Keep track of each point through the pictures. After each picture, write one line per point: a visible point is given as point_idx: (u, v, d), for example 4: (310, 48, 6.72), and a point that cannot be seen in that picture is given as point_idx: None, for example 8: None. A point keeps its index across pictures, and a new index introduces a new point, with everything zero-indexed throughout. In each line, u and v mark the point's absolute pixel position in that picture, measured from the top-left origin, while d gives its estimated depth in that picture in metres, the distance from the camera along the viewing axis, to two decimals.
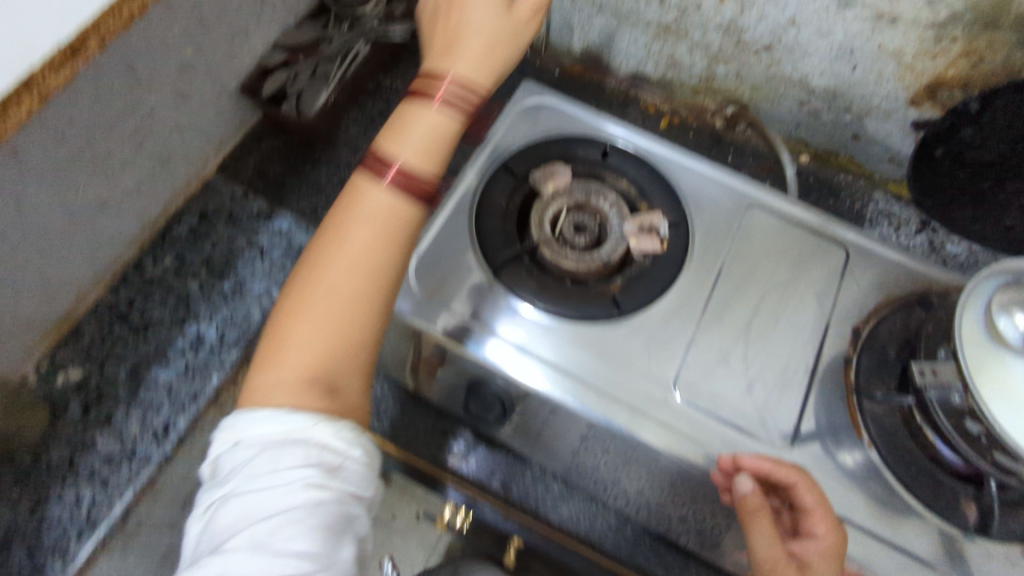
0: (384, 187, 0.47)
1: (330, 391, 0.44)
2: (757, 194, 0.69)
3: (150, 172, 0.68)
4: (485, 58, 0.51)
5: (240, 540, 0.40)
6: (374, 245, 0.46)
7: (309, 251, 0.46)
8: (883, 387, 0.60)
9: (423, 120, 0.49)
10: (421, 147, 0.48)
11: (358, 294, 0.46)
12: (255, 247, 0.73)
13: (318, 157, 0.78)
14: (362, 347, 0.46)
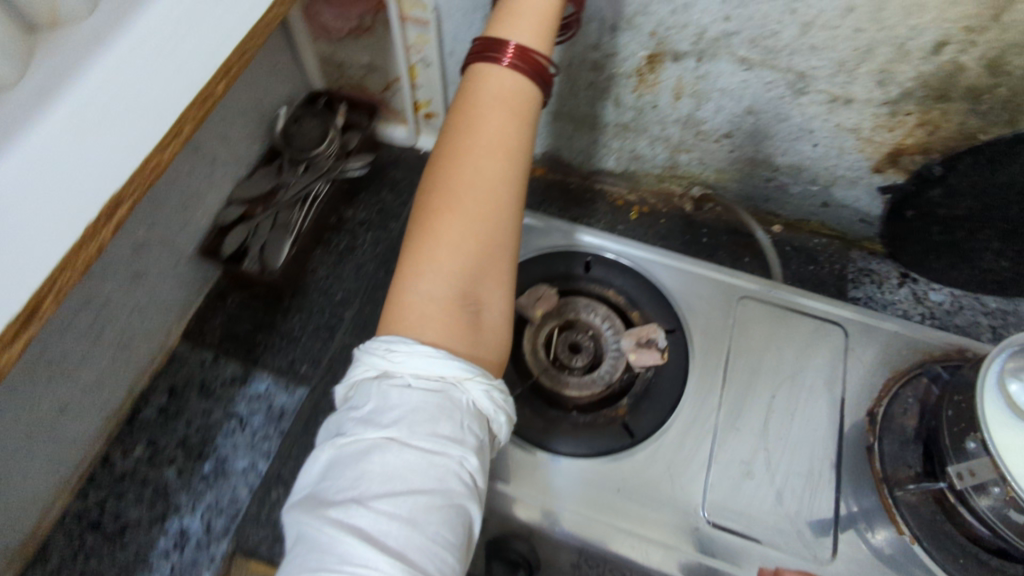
0: (464, 213, 0.51)
1: (468, 315, 0.49)
2: (745, 285, 0.67)
3: (110, 360, 0.63)
4: (507, 112, 0.54)
5: (387, 487, 0.39)
6: (484, 206, 0.51)
7: (433, 218, 0.51)
8: (910, 474, 0.56)
9: (474, 169, 0.52)
10: (476, 193, 0.52)
11: (481, 247, 0.51)
12: (233, 418, 0.68)
13: (288, 307, 0.75)
14: (490, 268, 0.51)
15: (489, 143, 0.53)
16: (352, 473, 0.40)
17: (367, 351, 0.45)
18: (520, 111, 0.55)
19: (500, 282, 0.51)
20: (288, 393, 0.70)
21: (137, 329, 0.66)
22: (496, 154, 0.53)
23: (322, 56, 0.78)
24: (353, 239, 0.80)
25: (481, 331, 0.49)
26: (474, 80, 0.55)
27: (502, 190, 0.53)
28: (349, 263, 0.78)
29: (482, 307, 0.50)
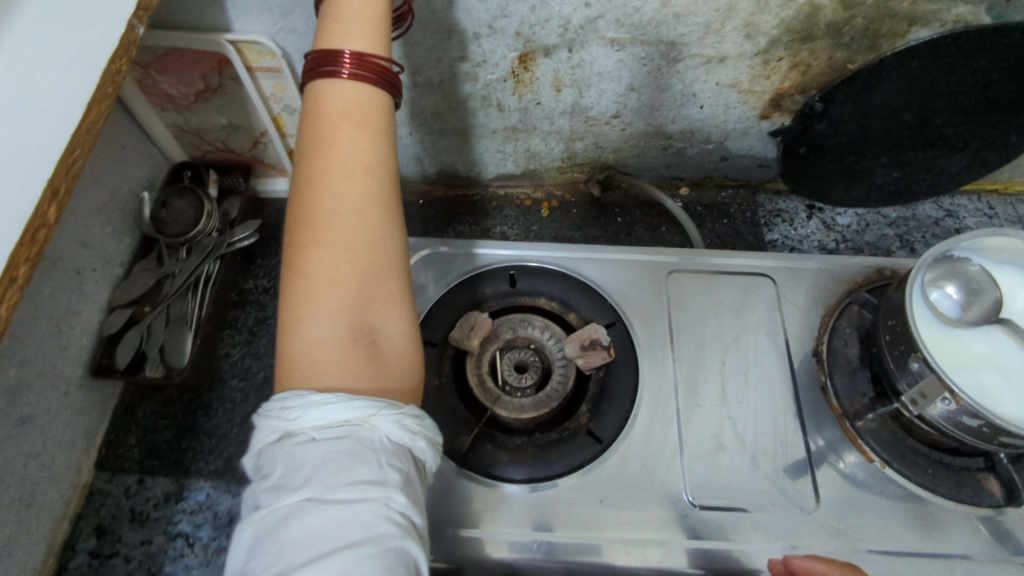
0: (338, 239, 0.44)
1: (368, 353, 0.43)
2: (670, 258, 0.67)
3: (16, 521, 0.56)
4: (359, 115, 0.47)
5: (311, 553, 0.33)
6: (355, 228, 0.45)
7: (296, 258, 0.44)
8: (865, 402, 0.58)
9: (336, 189, 0.45)
10: (345, 214, 0.45)
11: (359, 273, 0.44)
12: (177, 539, 0.61)
13: (208, 401, 0.68)
14: (381, 291, 0.45)
15: (344, 157, 0.46)
16: (273, 549, 0.34)
17: (262, 415, 0.39)
18: (375, 113, 0.48)
19: (393, 301, 0.46)
20: (232, 494, 0.63)
21: (39, 476, 0.59)
22: (356, 167, 0.46)
23: (174, 126, 0.72)
24: (261, 310, 0.74)
25: (383, 361, 0.43)
26: (313, 93, 0.48)
27: (379, 202, 0.46)
28: (262, 337, 0.73)
29: (378, 335, 0.44)
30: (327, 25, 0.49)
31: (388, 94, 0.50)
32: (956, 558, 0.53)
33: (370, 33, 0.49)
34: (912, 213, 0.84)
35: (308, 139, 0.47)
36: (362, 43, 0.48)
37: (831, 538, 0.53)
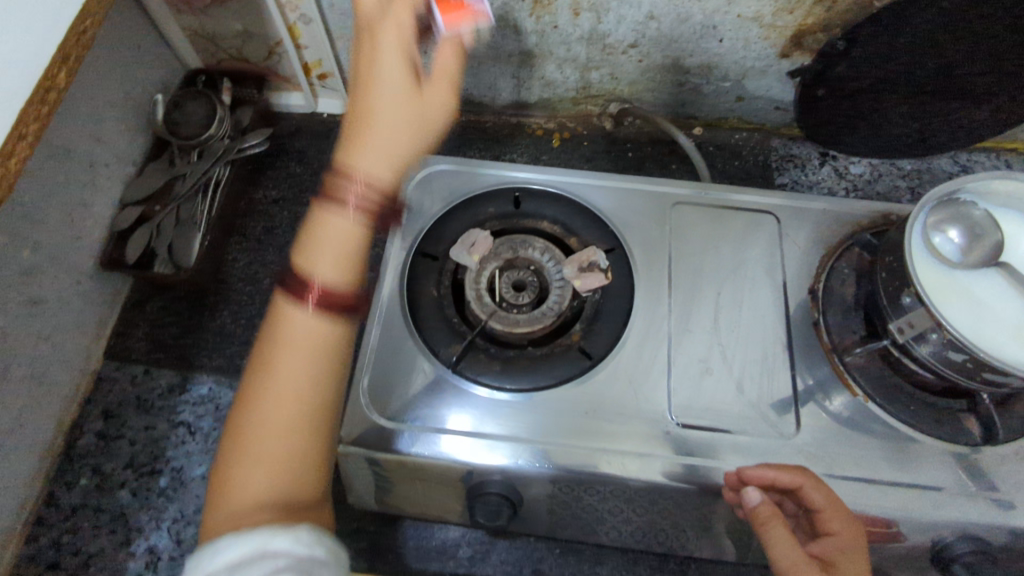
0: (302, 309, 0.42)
1: (284, 461, 0.40)
2: (676, 191, 0.67)
3: (27, 397, 0.58)
4: (380, 152, 0.44)
5: None
6: (298, 427, 0.41)
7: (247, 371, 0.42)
8: (855, 340, 0.59)
9: (327, 227, 0.42)
10: (333, 261, 0.42)
11: (295, 433, 0.41)
12: (179, 427, 0.64)
13: (214, 302, 0.70)
14: (310, 463, 0.41)
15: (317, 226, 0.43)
16: None
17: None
18: (358, 245, 0.43)
19: (324, 458, 0.42)
20: (235, 389, 0.66)
21: (49, 358, 0.61)
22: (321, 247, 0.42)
23: (188, 29, 0.72)
24: (269, 220, 0.76)
25: (300, 446, 0.41)
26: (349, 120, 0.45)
27: (354, 262, 0.43)
28: (269, 245, 0.74)
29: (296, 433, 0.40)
30: (367, 63, 0.47)
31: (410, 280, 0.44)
32: (930, 490, 0.54)
33: (404, 99, 0.45)
34: (927, 167, 0.83)
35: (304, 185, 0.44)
36: (391, 101, 0.45)
37: (808, 462, 0.55)
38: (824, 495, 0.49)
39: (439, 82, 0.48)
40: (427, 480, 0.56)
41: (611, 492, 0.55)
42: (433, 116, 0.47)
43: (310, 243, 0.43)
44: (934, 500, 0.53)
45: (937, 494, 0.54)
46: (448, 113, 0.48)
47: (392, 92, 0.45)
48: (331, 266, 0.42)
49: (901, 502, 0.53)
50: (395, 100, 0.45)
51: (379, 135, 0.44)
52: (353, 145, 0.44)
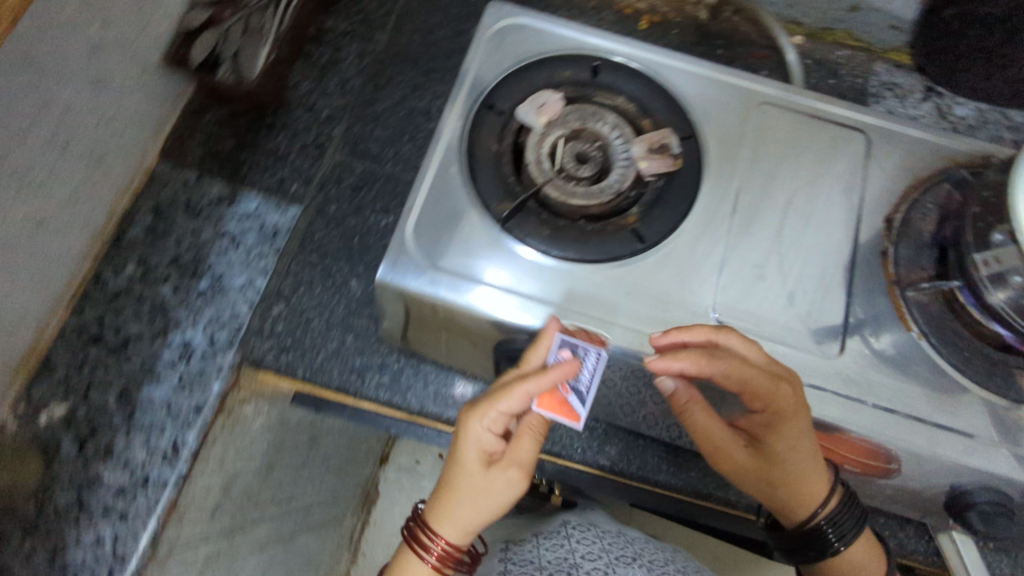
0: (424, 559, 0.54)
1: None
2: (765, 88, 0.63)
3: (83, 177, 0.59)
4: (479, 486, 0.53)
5: None
6: None
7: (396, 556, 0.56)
8: (923, 275, 0.56)
9: (460, 502, 0.53)
10: (466, 514, 0.53)
11: None
12: (225, 236, 0.65)
13: (272, 123, 0.72)
14: None
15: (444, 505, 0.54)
16: None
17: None
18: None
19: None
20: (281, 211, 0.67)
21: (109, 144, 0.61)
22: (445, 494, 0.54)
23: None
24: (337, 51, 0.76)
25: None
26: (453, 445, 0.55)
27: (489, 513, 0.54)
28: (333, 78, 0.75)
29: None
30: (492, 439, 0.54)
31: (513, 478, 0.53)
32: (964, 436, 0.52)
33: (499, 476, 0.53)
34: None
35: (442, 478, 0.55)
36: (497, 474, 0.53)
37: (843, 384, 0.53)
38: (734, 366, 0.51)
39: (518, 454, 0.54)
40: (456, 328, 0.57)
41: (635, 372, 0.55)
42: (513, 477, 0.53)
43: (449, 514, 0.53)
44: (965, 446, 0.52)
45: (972, 442, 0.52)
46: (519, 483, 0.54)
47: (473, 481, 0.53)
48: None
49: (930, 441, 0.52)
50: (471, 485, 0.53)
51: (472, 443, 0.53)
52: (441, 512, 0.54)
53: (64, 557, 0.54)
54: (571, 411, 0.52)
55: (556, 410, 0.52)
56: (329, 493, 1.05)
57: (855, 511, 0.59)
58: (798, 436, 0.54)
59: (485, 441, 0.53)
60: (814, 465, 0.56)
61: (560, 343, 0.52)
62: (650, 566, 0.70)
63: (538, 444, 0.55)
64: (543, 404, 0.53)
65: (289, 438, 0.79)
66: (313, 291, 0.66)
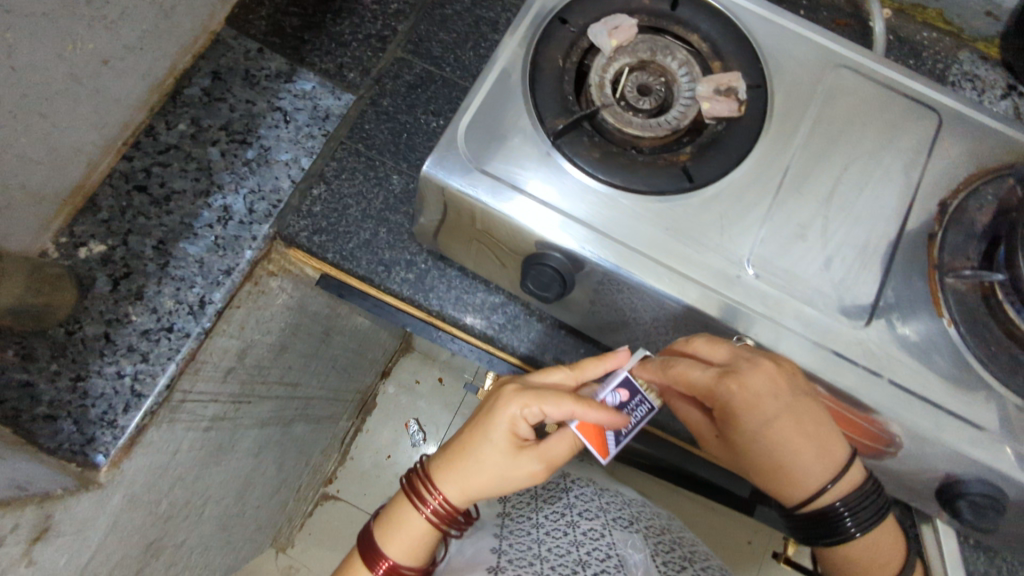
0: (428, 509, 0.56)
1: (388, 521, 0.57)
2: (843, 50, 0.61)
3: (152, 24, 0.59)
4: (504, 465, 0.55)
5: None
6: (410, 541, 0.56)
7: (399, 497, 0.58)
8: (967, 264, 0.55)
9: (483, 469, 0.55)
10: (482, 482, 0.55)
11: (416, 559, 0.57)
12: (278, 111, 0.67)
13: (339, 8, 0.71)
14: (419, 552, 0.57)
15: (463, 462, 0.56)
16: None
17: None
18: (424, 533, 0.56)
19: (416, 525, 0.56)
20: (335, 97, 0.69)
21: None
22: (467, 459, 0.56)
23: None
24: None
25: (400, 545, 0.56)
26: (485, 414, 0.56)
27: (503, 487, 0.56)
28: None
29: (399, 528, 0.56)
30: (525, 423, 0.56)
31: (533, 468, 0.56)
32: (970, 426, 0.52)
33: (527, 458, 0.55)
34: None
35: (460, 439, 0.57)
36: (523, 458, 0.55)
37: (863, 355, 0.53)
38: (687, 368, 0.54)
39: (550, 453, 0.56)
40: (487, 238, 0.58)
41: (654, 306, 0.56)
42: (537, 466, 0.56)
43: (469, 476, 0.55)
44: (971, 436, 0.51)
45: (979, 434, 0.51)
46: (537, 475, 0.56)
47: (496, 460, 0.55)
48: (400, 555, 0.56)
49: (937, 426, 0.52)
50: (499, 459, 0.55)
51: (512, 423, 0.55)
52: (452, 475, 0.56)
53: (85, 384, 0.57)
54: (605, 441, 0.55)
55: (593, 437, 0.54)
56: (330, 391, 1.08)
57: (876, 501, 0.56)
58: (765, 428, 0.55)
59: (523, 424, 0.55)
60: (807, 452, 0.55)
61: (619, 383, 0.57)
62: (645, 533, 0.72)
63: (571, 451, 0.57)
64: (581, 428, 0.55)
65: (305, 325, 0.82)
66: (354, 179, 0.67)
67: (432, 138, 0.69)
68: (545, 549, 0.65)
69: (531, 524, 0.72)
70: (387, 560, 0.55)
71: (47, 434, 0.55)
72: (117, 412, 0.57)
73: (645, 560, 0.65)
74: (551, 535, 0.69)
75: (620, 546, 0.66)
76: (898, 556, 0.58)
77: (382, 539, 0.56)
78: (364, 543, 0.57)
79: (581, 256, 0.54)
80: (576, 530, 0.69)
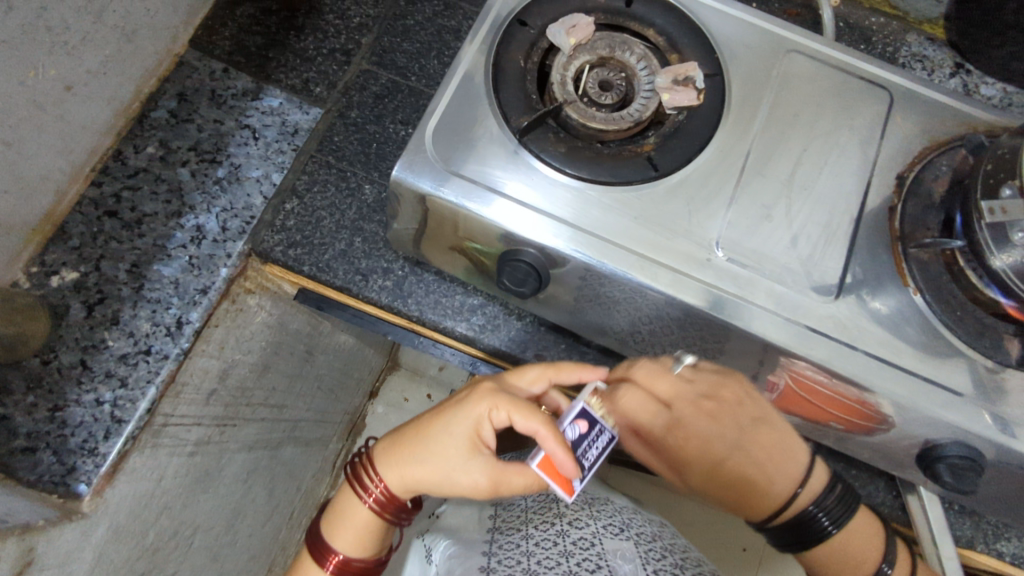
0: (371, 498, 0.57)
1: (336, 509, 0.59)
2: (795, 37, 0.63)
3: (114, 49, 0.59)
4: (453, 461, 0.55)
5: None
6: (355, 528, 0.58)
7: (348, 485, 0.59)
8: (928, 233, 0.56)
9: (431, 460, 0.55)
10: (428, 473, 0.56)
11: (361, 548, 0.58)
12: (246, 129, 0.67)
13: (302, 25, 0.72)
14: (364, 542, 0.58)
15: (414, 449, 0.56)
16: None
17: None
18: (368, 526, 0.58)
19: (361, 514, 0.58)
20: (303, 112, 0.69)
21: (142, 20, 0.61)
22: (418, 449, 0.56)
23: None
24: None
25: (344, 532, 0.58)
26: (446, 408, 0.57)
27: (451, 484, 0.55)
28: None
29: (344, 516, 0.58)
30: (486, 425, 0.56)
31: (483, 476, 0.54)
32: (941, 390, 0.53)
33: (477, 461, 0.55)
34: None
35: (415, 428, 0.58)
36: (473, 459, 0.55)
37: (834, 328, 0.54)
38: (634, 400, 0.59)
39: (507, 473, 0.54)
40: (469, 245, 0.59)
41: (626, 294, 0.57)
42: (486, 474, 0.54)
43: (417, 465, 0.56)
44: (945, 400, 0.53)
45: (951, 397, 0.53)
46: (484, 487, 0.55)
47: (450, 454, 0.55)
48: (345, 546, 0.58)
49: (910, 392, 0.53)
50: (451, 453, 0.55)
51: (471, 421, 0.56)
52: (398, 466, 0.56)
53: (63, 413, 0.56)
54: (570, 480, 0.50)
55: (556, 473, 0.50)
56: (317, 412, 1.07)
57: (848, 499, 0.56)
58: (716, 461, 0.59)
59: (482, 422, 0.56)
60: (760, 468, 0.57)
61: (579, 414, 0.53)
62: (637, 539, 0.71)
63: (531, 482, 0.54)
64: (544, 462, 0.51)
65: (287, 343, 0.81)
66: (326, 191, 0.67)
67: (402, 146, 0.69)
68: (534, 562, 0.67)
69: (521, 536, 0.73)
70: (335, 554, 0.57)
71: (26, 467, 0.54)
72: (97, 439, 0.56)
73: (635, 568, 0.64)
74: (540, 547, 0.69)
75: (609, 555, 0.66)
76: (879, 554, 0.56)
77: (328, 533, 0.58)
78: (314, 538, 0.59)
79: (558, 253, 0.54)
80: (566, 539, 0.69)
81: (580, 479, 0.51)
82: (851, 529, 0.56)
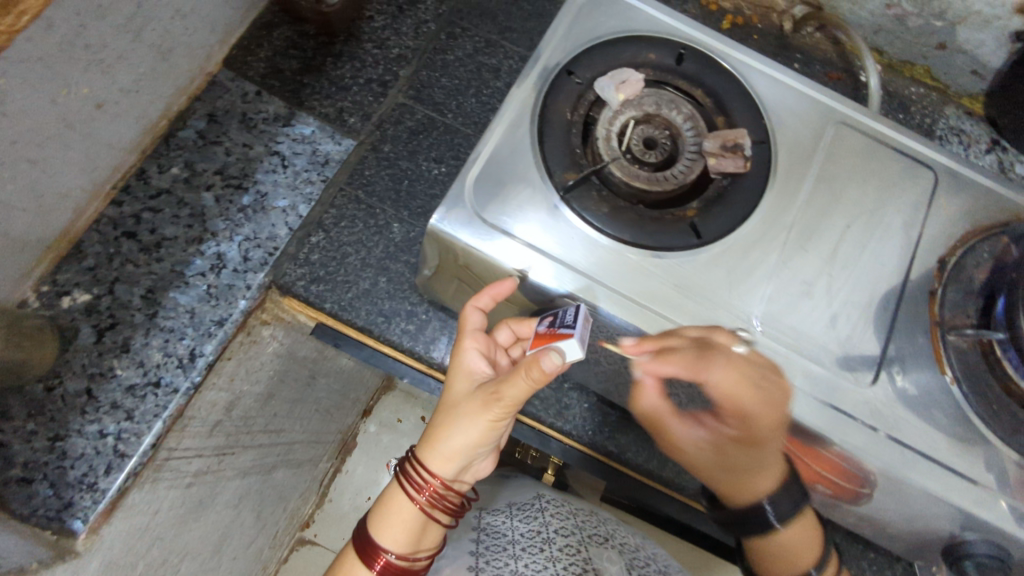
0: (410, 482, 0.55)
1: (374, 512, 0.56)
2: (844, 109, 0.62)
3: (149, 67, 0.57)
4: (465, 403, 0.55)
5: None
6: (400, 518, 0.54)
7: (388, 488, 0.58)
8: (967, 322, 0.55)
9: (449, 419, 0.55)
10: (446, 431, 0.54)
11: (411, 535, 0.54)
12: (275, 155, 0.66)
13: (340, 52, 0.71)
14: (409, 527, 0.54)
15: (436, 420, 0.56)
16: None
17: None
18: (415, 517, 0.55)
19: (399, 502, 0.55)
20: (334, 142, 0.68)
21: (179, 39, 0.59)
22: (438, 416, 0.56)
23: None
24: None
25: (386, 525, 0.54)
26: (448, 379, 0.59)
27: (474, 426, 0.54)
28: (408, 18, 0.74)
29: (386, 511, 0.55)
30: (481, 365, 0.57)
31: (491, 400, 0.53)
32: (973, 486, 0.51)
33: (484, 388, 0.54)
34: None
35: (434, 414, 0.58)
36: (480, 388, 0.54)
37: (870, 414, 0.53)
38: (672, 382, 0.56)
39: (503, 388, 0.51)
40: (476, 280, 0.57)
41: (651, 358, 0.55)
42: (495, 392, 0.53)
43: (438, 428, 0.55)
44: (978, 497, 0.51)
45: (984, 493, 0.51)
46: (500, 409, 0.53)
47: (460, 397, 0.55)
48: (394, 541, 0.54)
49: (943, 485, 0.51)
50: (460, 398, 0.55)
51: (462, 367, 0.57)
52: (423, 443, 0.56)
53: (64, 445, 0.54)
54: (557, 338, 0.48)
55: (545, 338, 0.49)
56: (315, 434, 1.03)
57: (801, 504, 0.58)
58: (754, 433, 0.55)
59: (474, 365, 0.57)
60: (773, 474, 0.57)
61: (547, 313, 0.54)
62: (621, 548, 0.68)
63: (533, 389, 0.50)
64: (536, 342, 0.51)
65: (294, 372, 0.71)
66: (354, 226, 0.66)
67: (433, 185, 0.68)
68: (521, 565, 0.62)
69: (506, 539, 0.67)
70: (382, 553, 0.53)
71: (21, 499, 0.51)
72: (97, 474, 0.54)
73: (620, 572, 0.62)
74: (527, 552, 0.64)
75: (596, 560, 0.63)
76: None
77: (374, 532, 0.55)
78: (359, 547, 0.55)
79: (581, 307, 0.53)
80: (552, 546, 0.65)
81: (575, 325, 0.48)
82: (773, 496, 0.56)
